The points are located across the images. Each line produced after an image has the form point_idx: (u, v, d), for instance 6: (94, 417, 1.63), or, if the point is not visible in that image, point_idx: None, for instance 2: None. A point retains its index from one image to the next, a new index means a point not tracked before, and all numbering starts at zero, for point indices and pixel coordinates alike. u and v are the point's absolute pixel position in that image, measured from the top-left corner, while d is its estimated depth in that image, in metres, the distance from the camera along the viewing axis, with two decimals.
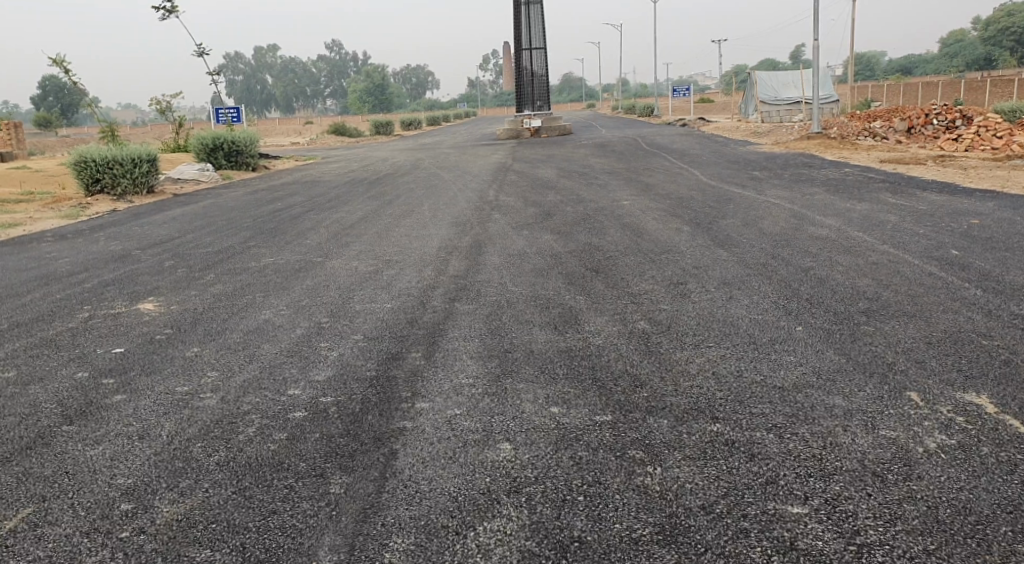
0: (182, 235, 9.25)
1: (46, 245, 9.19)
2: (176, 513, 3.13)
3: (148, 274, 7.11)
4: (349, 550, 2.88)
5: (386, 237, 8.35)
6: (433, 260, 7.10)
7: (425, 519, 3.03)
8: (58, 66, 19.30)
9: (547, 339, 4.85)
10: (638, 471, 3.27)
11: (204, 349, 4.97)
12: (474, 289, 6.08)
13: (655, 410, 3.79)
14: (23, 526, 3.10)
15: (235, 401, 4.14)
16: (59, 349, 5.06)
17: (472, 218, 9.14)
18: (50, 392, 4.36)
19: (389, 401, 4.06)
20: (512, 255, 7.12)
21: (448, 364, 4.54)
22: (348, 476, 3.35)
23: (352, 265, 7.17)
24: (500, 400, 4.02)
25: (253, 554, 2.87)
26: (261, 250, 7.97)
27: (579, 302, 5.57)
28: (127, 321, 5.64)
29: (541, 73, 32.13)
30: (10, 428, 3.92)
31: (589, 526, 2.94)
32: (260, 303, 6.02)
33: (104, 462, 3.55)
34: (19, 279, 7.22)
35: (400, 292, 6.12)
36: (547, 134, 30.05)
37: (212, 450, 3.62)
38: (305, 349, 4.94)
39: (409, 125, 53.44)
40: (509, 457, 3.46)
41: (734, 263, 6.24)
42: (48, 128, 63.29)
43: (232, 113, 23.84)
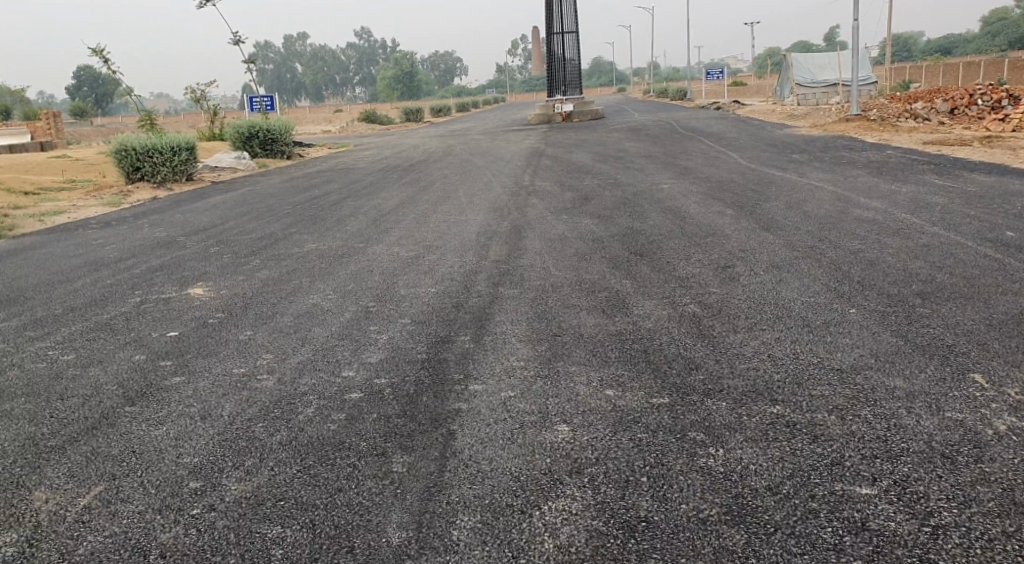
0: (225, 221, 9.39)
1: (91, 233, 9.36)
2: (245, 491, 3.19)
3: (194, 260, 7.22)
4: (417, 527, 2.90)
5: (424, 223, 8.37)
6: (474, 245, 7.12)
7: (490, 498, 3.05)
8: (98, 55, 19.54)
9: (596, 323, 4.85)
10: (700, 453, 3.26)
11: (256, 333, 5.03)
12: (518, 273, 6.08)
13: (712, 393, 3.77)
14: (96, 503, 3.17)
15: (292, 383, 4.19)
16: (115, 333, 5.15)
17: (509, 203, 9.14)
18: (110, 374, 4.44)
19: (442, 383, 4.09)
20: (552, 239, 7.11)
21: (498, 347, 4.55)
22: (409, 455, 3.38)
23: (395, 250, 7.21)
24: (554, 382, 4.03)
25: (324, 531, 2.91)
26: (303, 237, 8.05)
27: (626, 286, 5.55)
28: (178, 305, 5.74)
29: (572, 58, 31.96)
30: (74, 409, 3.99)
31: (655, 506, 2.94)
32: (307, 287, 6.08)
33: (169, 442, 3.61)
34: (69, 264, 7.37)
35: (444, 277, 6.13)
36: (579, 119, 29.88)
37: (274, 430, 3.67)
38: (356, 332, 4.99)
39: (438, 111, 53.46)
40: (567, 438, 3.46)
41: (781, 246, 6.18)
42: (84, 117, 64.59)
43: (266, 101, 24.01)
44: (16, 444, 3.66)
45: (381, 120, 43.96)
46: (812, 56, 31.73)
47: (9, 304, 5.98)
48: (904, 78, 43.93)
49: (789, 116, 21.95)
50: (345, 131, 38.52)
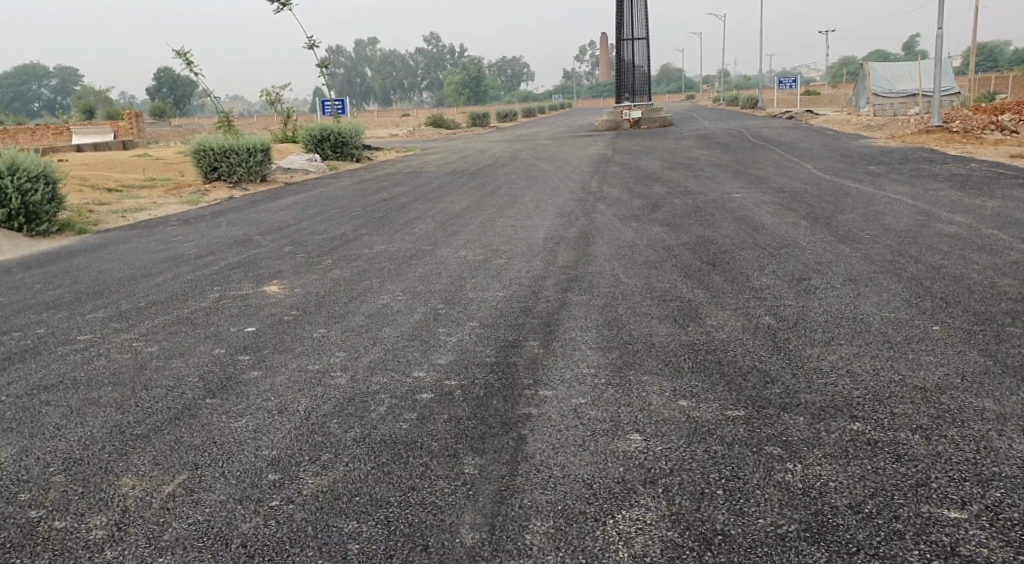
0: (297, 222, 9.64)
1: (172, 229, 9.71)
2: (322, 484, 3.17)
3: (269, 258, 7.42)
4: (490, 530, 2.90)
5: (492, 228, 8.43)
6: (542, 250, 7.13)
7: (563, 504, 3.03)
8: (182, 57, 20.34)
9: (668, 332, 4.79)
10: (777, 468, 3.19)
11: (329, 331, 5.14)
12: (587, 280, 6.06)
13: (789, 408, 3.68)
14: (180, 491, 3.11)
15: (364, 381, 4.26)
16: (196, 326, 5.32)
17: (577, 209, 9.13)
18: (191, 365, 4.55)
19: (511, 387, 4.09)
20: (621, 246, 7.07)
21: (568, 353, 4.53)
22: (481, 457, 3.38)
23: (462, 253, 7.28)
24: (625, 390, 4.00)
25: (398, 528, 2.90)
26: (373, 238, 8.19)
27: (698, 296, 5.47)
28: (255, 302, 5.90)
29: (641, 65, 31.72)
30: (158, 398, 4.00)
31: (731, 520, 2.89)
32: (377, 288, 6.18)
33: (249, 434, 3.59)
34: (152, 260, 7.67)
35: (512, 282, 6.16)
36: (647, 126, 29.66)
37: (348, 427, 3.69)
38: (426, 333, 5.04)
39: (502, 116, 53.78)
40: (640, 447, 3.43)
41: (858, 259, 6.00)
42: (163, 117, 67.26)
43: (337, 104, 24.57)
44: (104, 431, 3.60)
45: (447, 124, 44.55)
46: (892, 65, 30.75)
47: (97, 296, 6.24)
48: (989, 88, 42.16)
49: (866, 126, 21.31)
50: (411, 135, 39.11)
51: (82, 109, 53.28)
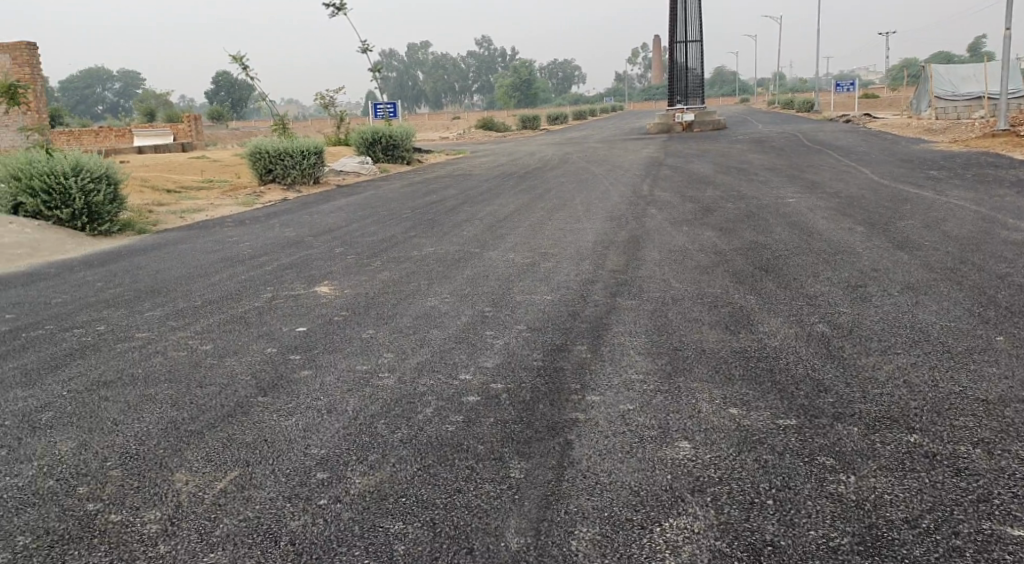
0: (348, 223, 9.78)
1: (228, 230, 9.96)
2: (369, 484, 3.20)
3: (320, 259, 7.54)
4: (535, 535, 2.89)
5: (540, 231, 8.42)
6: (591, 254, 7.09)
7: (610, 511, 3.00)
8: (239, 62, 20.84)
9: (718, 339, 4.72)
10: (830, 479, 3.11)
11: (378, 333, 5.19)
12: (636, 284, 6.00)
13: (843, 418, 3.58)
14: (232, 488, 3.15)
15: (411, 382, 4.29)
16: (249, 326, 5.44)
17: (627, 212, 9.05)
18: (244, 363, 4.64)
19: (558, 391, 4.08)
20: (672, 251, 6.98)
21: (616, 359, 4.50)
22: (527, 462, 3.37)
23: (510, 256, 7.30)
24: (673, 396, 3.95)
25: (444, 531, 2.91)
26: (422, 241, 8.26)
27: (749, 302, 5.37)
28: (306, 302, 6.00)
29: (694, 67, 31.36)
30: (212, 396, 4.09)
31: (781, 531, 2.82)
32: (426, 290, 6.23)
33: (298, 433, 3.65)
34: (208, 260, 7.87)
35: (560, 285, 6.14)
36: (699, 129, 29.32)
37: (395, 428, 3.72)
38: (473, 336, 5.06)
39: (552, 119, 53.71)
40: (689, 455, 3.37)
41: (918, 266, 5.82)
42: (221, 120, 69.08)
43: (389, 107, 24.88)
44: (160, 427, 3.68)
45: (498, 127, 44.75)
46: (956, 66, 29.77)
47: (156, 294, 6.43)
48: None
49: (927, 130, 20.67)
50: (462, 138, 39.38)
51: (145, 112, 55.03)
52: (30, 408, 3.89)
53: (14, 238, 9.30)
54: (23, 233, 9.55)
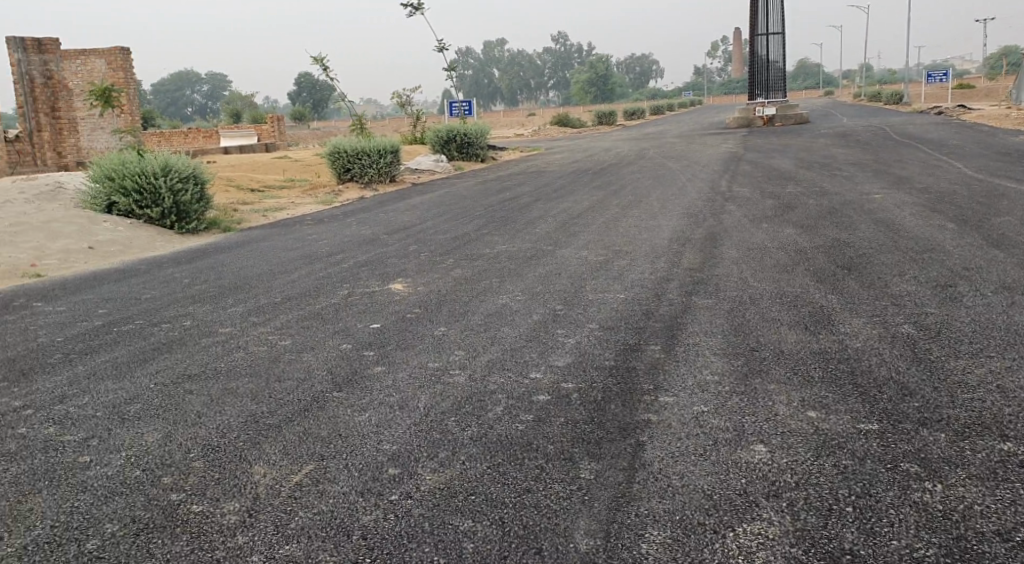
0: (423, 221, 9.92)
1: (307, 228, 10.25)
2: (439, 481, 3.22)
3: (395, 257, 7.67)
4: (605, 536, 2.84)
5: (614, 228, 8.33)
6: (665, 252, 6.97)
7: (681, 514, 2.94)
8: (320, 63, 21.42)
9: (797, 339, 4.55)
10: (914, 487, 2.96)
11: (450, 330, 5.24)
12: (712, 283, 5.86)
13: (930, 423, 3.40)
14: (307, 481, 3.22)
15: (482, 380, 4.31)
16: (326, 322, 5.58)
17: (704, 209, 8.87)
18: (321, 359, 4.76)
19: (630, 392, 4.02)
20: (750, 249, 6.79)
21: (690, 359, 4.40)
22: (597, 462, 3.33)
23: (583, 254, 7.25)
24: (750, 398, 3.83)
25: (512, 529, 2.90)
26: (495, 238, 8.30)
27: (831, 301, 5.17)
28: (380, 299, 6.11)
29: (777, 60, 30.48)
30: (290, 390, 4.22)
31: (861, 539, 2.71)
32: (497, 288, 6.25)
33: (371, 428, 3.72)
34: (288, 257, 8.12)
35: (633, 284, 6.06)
36: (782, 124, 28.48)
37: (465, 425, 3.74)
38: (544, 334, 5.04)
39: (629, 114, 53.12)
40: (764, 459, 3.27)
41: (1015, 265, 5.48)
42: (303, 120, 71.27)
43: (465, 106, 25.12)
44: (240, 420, 3.81)
45: (574, 124, 44.65)
46: None
47: (238, 291, 6.67)
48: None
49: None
50: (536, 135, 39.37)
51: (232, 115, 57.21)
52: (120, 399, 4.09)
53: (109, 236, 9.82)
54: (117, 231, 10.07)
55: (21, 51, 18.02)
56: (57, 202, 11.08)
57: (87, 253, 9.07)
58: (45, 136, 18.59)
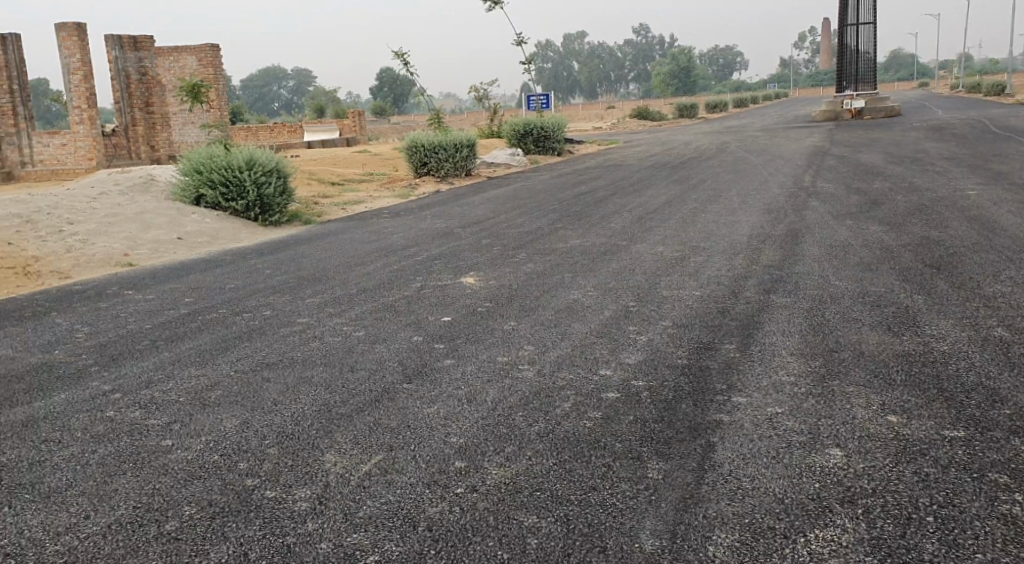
0: (497, 215, 9.96)
1: (384, 222, 10.44)
2: (505, 476, 3.22)
3: (468, 251, 7.73)
4: (671, 537, 2.78)
5: (691, 223, 8.16)
6: (743, 249, 6.79)
7: (750, 518, 2.85)
8: (400, 58, 21.77)
9: (880, 341, 4.36)
10: (1001, 499, 2.81)
11: (521, 324, 5.25)
12: (791, 281, 5.67)
13: (1021, 432, 3.21)
14: (375, 471, 3.28)
15: (551, 376, 4.30)
16: (398, 314, 5.67)
17: (785, 205, 8.59)
18: (392, 351, 4.84)
19: (703, 391, 3.92)
20: (833, 246, 6.54)
21: (765, 359, 4.27)
22: (665, 463, 3.27)
23: (658, 250, 7.13)
24: (827, 401, 3.69)
25: (577, 528, 2.86)
26: (568, 233, 8.26)
27: (917, 302, 4.94)
28: (452, 292, 6.18)
29: (867, 51, 29.23)
30: (362, 380, 4.31)
31: (942, 551, 2.57)
32: (569, 283, 6.22)
33: (439, 421, 3.76)
34: (364, 250, 8.29)
35: (709, 281, 5.92)
36: (871, 117, 27.32)
37: (533, 421, 3.73)
38: (616, 331, 4.98)
39: (710, 107, 52.00)
40: (840, 464, 3.14)
41: None
42: (384, 114, 72.75)
43: (542, 99, 25.08)
44: (314, 409, 3.91)
45: (654, 116, 44.02)
46: None
47: (316, 282, 6.85)
48: None
49: None
50: (615, 128, 38.98)
51: (316, 110, 58.70)
52: (201, 386, 4.27)
53: (197, 227, 10.24)
54: (204, 223, 10.50)
55: (119, 49, 18.88)
56: (150, 194, 11.63)
57: (176, 243, 9.49)
58: (139, 131, 19.42)
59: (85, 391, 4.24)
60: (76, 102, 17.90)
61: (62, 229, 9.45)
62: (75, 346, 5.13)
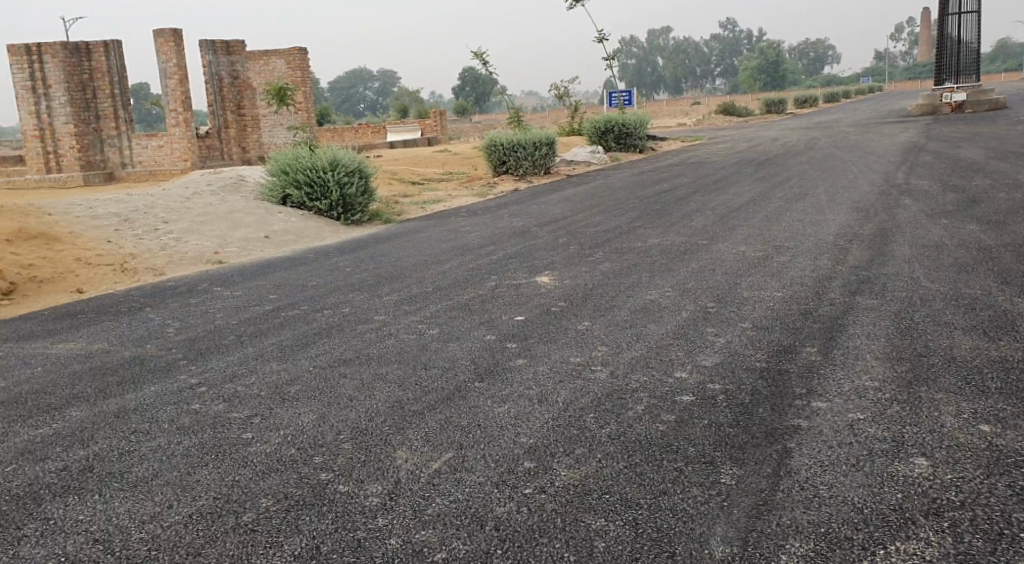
0: (575, 214, 9.91)
1: (462, 220, 10.56)
2: (573, 478, 3.20)
3: (544, 250, 7.73)
4: (742, 545, 2.70)
5: (774, 223, 7.90)
6: (829, 249, 6.53)
7: (826, 527, 2.74)
8: (480, 58, 21.94)
9: (975, 345, 4.12)
10: None
11: (595, 325, 5.21)
12: (879, 282, 5.43)
13: None
14: (445, 469, 3.32)
15: (624, 377, 4.24)
16: (472, 313, 5.72)
17: (876, 203, 8.22)
18: (466, 349, 4.88)
19: (780, 396, 3.79)
20: (927, 246, 6.21)
21: (848, 363, 4.09)
22: (738, 468, 3.17)
23: (739, 249, 6.95)
24: (914, 408, 3.51)
25: (646, 532, 2.82)
26: (646, 232, 8.15)
27: (1018, 306, 4.64)
28: (526, 291, 6.19)
29: (971, 41, 27.61)
30: (435, 378, 4.37)
31: None
32: (646, 283, 6.13)
33: (510, 420, 3.77)
34: (441, 248, 8.40)
35: (792, 282, 5.72)
36: (975, 110, 25.83)
37: (604, 423, 3.69)
38: (692, 333, 4.87)
39: (800, 102, 50.31)
40: (926, 473, 2.99)
41: None
42: (466, 113, 73.66)
43: (623, 96, 24.81)
44: (387, 405, 3.99)
45: (740, 111, 42.93)
46: None
47: (394, 280, 6.99)
48: None
49: None
50: (699, 125, 38.21)
51: (400, 110, 59.88)
52: (282, 380, 4.42)
53: (283, 226, 10.61)
54: (290, 222, 10.88)
55: (212, 53, 19.78)
56: (239, 194, 12.12)
57: (264, 242, 9.86)
58: (231, 132, 20.29)
59: (173, 384, 4.45)
60: (173, 105, 18.85)
61: (158, 228, 9.96)
62: (166, 341, 5.40)
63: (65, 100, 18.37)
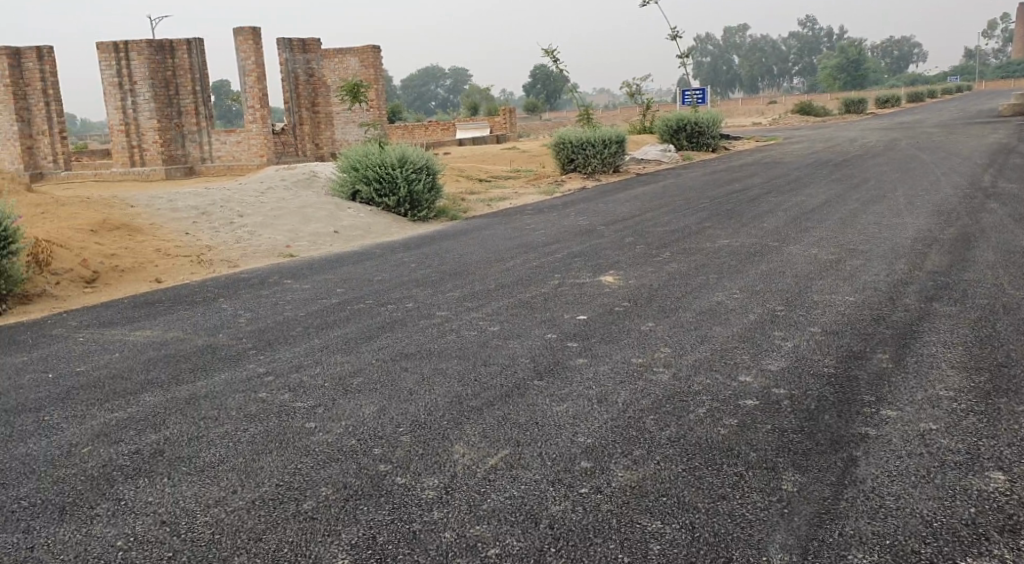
0: (641, 213, 9.80)
1: (527, 218, 10.59)
2: (630, 479, 3.17)
3: (609, 249, 7.67)
4: (802, 553, 2.62)
5: (850, 225, 7.64)
6: (907, 253, 6.27)
7: (892, 539, 2.63)
8: (550, 56, 21.90)
9: None
10: None
11: (658, 326, 5.14)
12: (960, 288, 5.18)
13: None
14: (501, 465, 3.34)
15: (687, 379, 4.17)
16: (534, 311, 5.72)
17: (960, 206, 7.85)
18: (526, 347, 4.89)
19: (848, 403, 3.67)
20: (1013, 252, 5.90)
21: (923, 371, 3.92)
22: (801, 475, 3.08)
23: (811, 252, 6.74)
24: (992, 420, 3.34)
25: (702, 536, 2.77)
26: (714, 232, 7.98)
27: None
28: (589, 291, 6.15)
29: None
30: (494, 375, 4.39)
31: None
32: (712, 285, 6.01)
33: (568, 419, 3.76)
34: (506, 246, 8.44)
35: (865, 286, 5.52)
36: None
37: (664, 425, 3.64)
38: (759, 336, 4.75)
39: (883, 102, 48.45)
40: (1002, 489, 2.85)
41: None
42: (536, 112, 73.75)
43: (696, 94, 24.39)
44: (447, 400, 4.03)
45: (818, 111, 41.64)
46: None
47: (457, 276, 7.05)
48: None
49: None
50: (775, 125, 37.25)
51: (471, 109, 60.32)
52: (346, 372, 4.52)
53: (352, 222, 10.85)
54: (359, 217, 11.11)
55: (289, 51, 20.44)
56: (311, 189, 12.44)
57: (334, 236, 10.10)
58: (305, 129, 20.99)
59: (242, 373, 4.61)
60: (250, 102, 19.49)
61: (233, 221, 10.32)
62: (237, 331, 5.59)
63: (149, 97, 19.21)
